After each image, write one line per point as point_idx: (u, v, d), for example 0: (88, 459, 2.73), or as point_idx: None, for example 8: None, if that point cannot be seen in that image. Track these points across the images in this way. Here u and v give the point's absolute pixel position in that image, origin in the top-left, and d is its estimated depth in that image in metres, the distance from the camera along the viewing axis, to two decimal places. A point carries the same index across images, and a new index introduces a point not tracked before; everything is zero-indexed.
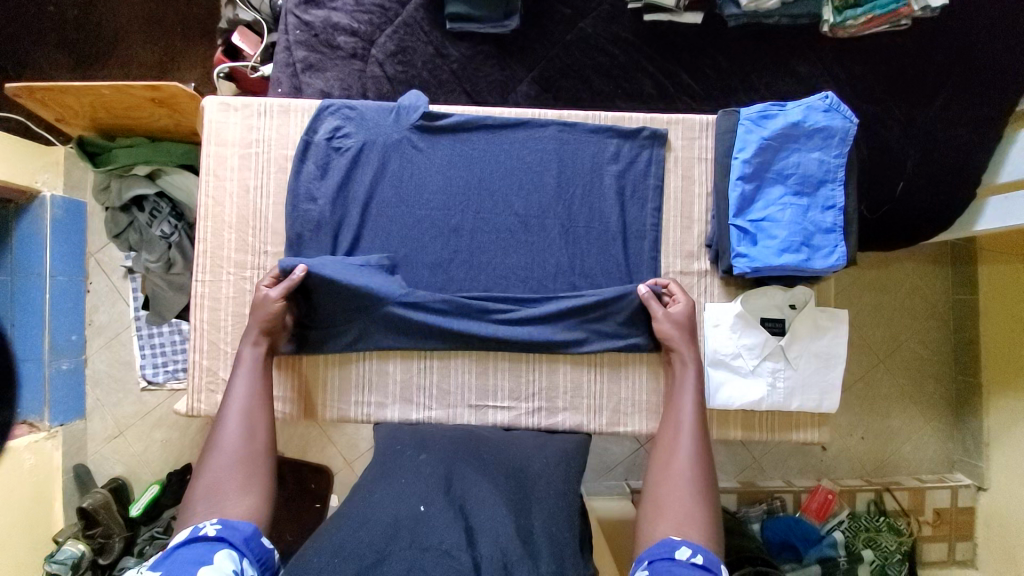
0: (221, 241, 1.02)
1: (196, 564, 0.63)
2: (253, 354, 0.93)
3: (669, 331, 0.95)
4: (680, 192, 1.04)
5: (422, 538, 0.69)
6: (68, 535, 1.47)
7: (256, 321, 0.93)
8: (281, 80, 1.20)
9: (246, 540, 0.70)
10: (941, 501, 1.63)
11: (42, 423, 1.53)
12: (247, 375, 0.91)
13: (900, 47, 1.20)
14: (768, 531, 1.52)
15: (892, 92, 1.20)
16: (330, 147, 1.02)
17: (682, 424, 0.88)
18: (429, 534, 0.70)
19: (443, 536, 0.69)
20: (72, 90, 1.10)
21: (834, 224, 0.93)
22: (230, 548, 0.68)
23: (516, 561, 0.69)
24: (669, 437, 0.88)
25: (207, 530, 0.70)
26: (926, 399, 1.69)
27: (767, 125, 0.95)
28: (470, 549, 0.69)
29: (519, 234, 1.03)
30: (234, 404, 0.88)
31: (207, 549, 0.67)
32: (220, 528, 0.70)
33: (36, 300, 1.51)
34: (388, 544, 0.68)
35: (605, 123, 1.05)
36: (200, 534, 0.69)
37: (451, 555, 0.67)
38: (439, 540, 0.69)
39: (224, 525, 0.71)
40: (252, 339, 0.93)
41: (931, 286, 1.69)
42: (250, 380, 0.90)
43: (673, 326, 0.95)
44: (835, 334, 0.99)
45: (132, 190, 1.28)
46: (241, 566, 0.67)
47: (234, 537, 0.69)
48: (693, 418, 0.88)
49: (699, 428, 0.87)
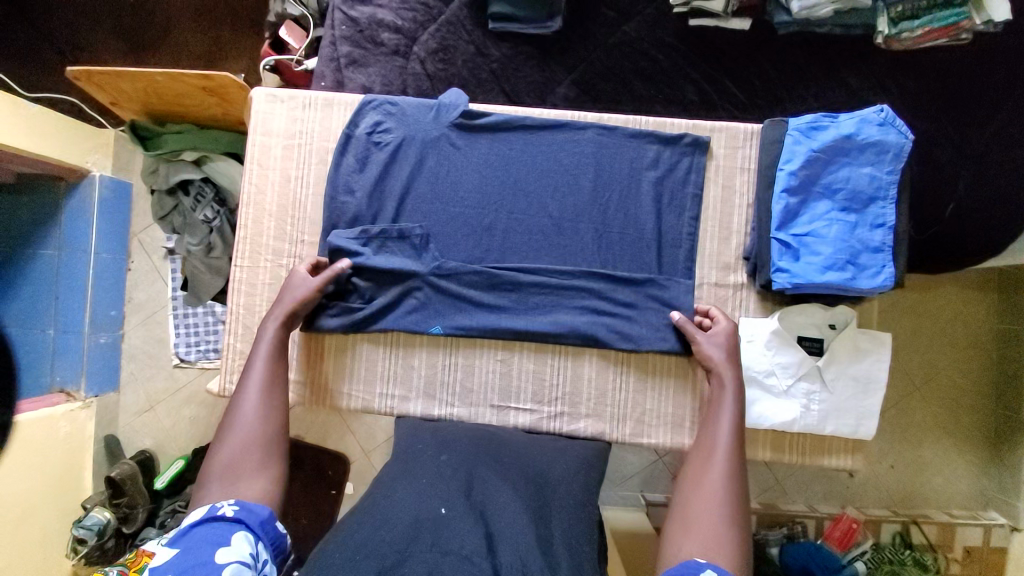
0: (261, 228, 1.05)
1: (214, 544, 0.64)
2: (274, 335, 0.91)
3: (714, 356, 0.92)
4: (719, 202, 1.02)
5: (443, 541, 0.68)
6: (95, 502, 1.53)
7: (286, 300, 0.94)
8: (324, 73, 1.22)
9: (262, 524, 0.71)
10: (973, 539, 1.54)
11: (78, 393, 1.59)
12: (264, 359, 0.89)
13: (960, 62, 1.15)
14: (787, 556, 1.45)
15: (949, 109, 1.15)
16: (370, 141, 1.03)
17: (719, 446, 0.83)
18: (451, 537, 0.69)
19: (464, 540, 0.68)
20: (128, 75, 1.14)
21: (883, 243, 0.90)
22: (247, 530, 0.69)
23: (535, 573, 0.66)
24: (702, 456, 0.84)
25: (225, 509, 0.70)
26: (962, 431, 1.62)
27: (816, 138, 0.92)
28: (490, 556, 0.67)
29: (552, 237, 1.02)
30: (252, 387, 0.86)
31: (225, 530, 0.67)
32: (238, 509, 0.71)
33: (81, 275, 1.58)
34: (409, 545, 0.67)
35: (646, 129, 1.03)
36: (219, 514, 0.69)
37: (470, 561, 0.65)
38: (460, 544, 0.68)
39: (242, 507, 0.71)
40: (276, 320, 0.92)
41: (975, 314, 1.62)
42: (269, 360, 0.89)
43: (719, 351, 0.92)
44: (876, 358, 0.95)
45: (178, 174, 1.33)
46: (257, 550, 0.67)
47: (251, 520, 0.70)
48: (730, 442, 0.83)
49: (738, 453, 0.82)
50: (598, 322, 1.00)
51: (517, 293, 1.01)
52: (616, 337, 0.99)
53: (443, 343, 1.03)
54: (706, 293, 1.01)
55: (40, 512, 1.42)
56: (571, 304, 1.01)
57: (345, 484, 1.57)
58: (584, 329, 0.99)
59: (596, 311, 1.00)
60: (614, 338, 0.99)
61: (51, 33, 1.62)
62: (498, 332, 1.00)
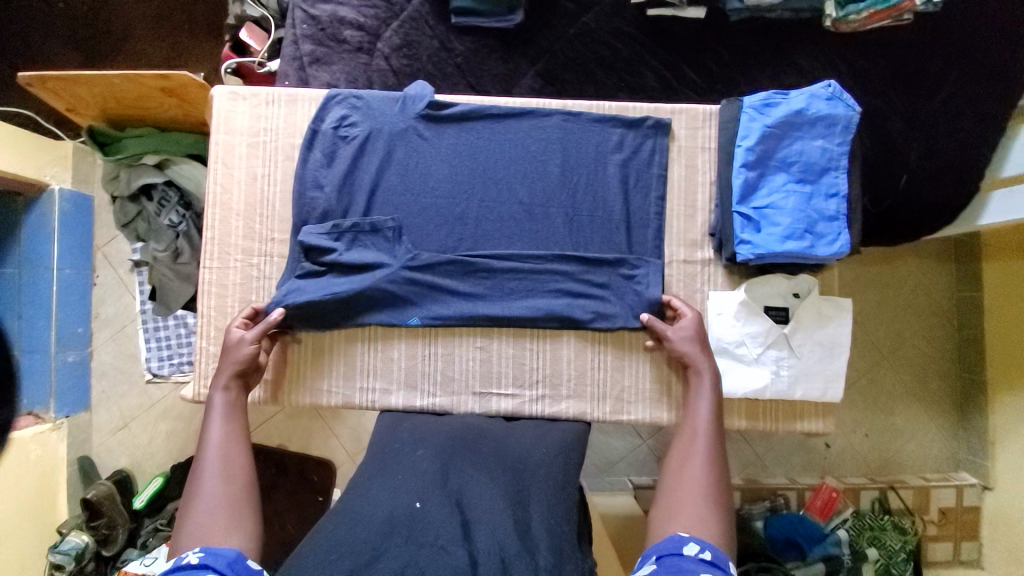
0: (229, 229, 1.04)
1: None
2: (223, 399, 0.90)
3: (688, 350, 0.95)
4: (683, 181, 1.05)
5: (418, 535, 0.69)
6: (70, 526, 1.48)
7: (230, 363, 0.93)
8: (288, 73, 1.21)
9: (230, 565, 0.68)
10: (947, 499, 1.61)
11: (48, 414, 1.54)
12: (219, 424, 0.87)
13: (903, 40, 1.20)
14: (771, 528, 1.49)
15: (896, 86, 1.20)
16: (337, 135, 1.03)
17: (699, 430, 0.87)
18: (426, 529, 0.69)
19: (440, 531, 0.68)
20: (84, 80, 1.11)
21: (838, 212, 0.94)
22: (214, 573, 0.66)
23: (513, 557, 0.66)
24: (683, 445, 0.86)
25: (189, 559, 0.68)
26: (930, 397, 1.69)
27: (769, 114, 0.95)
28: (467, 543, 0.67)
29: (524, 223, 1.03)
30: (212, 450, 0.84)
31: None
32: (202, 556, 0.68)
33: (44, 292, 1.53)
34: (384, 541, 0.68)
35: (609, 113, 1.06)
36: (183, 563, 0.67)
37: (446, 551, 0.65)
38: (435, 535, 0.68)
39: (207, 553, 0.69)
40: (222, 384, 0.91)
41: (934, 284, 1.69)
42: (223, 423, 0.88)
43: (692, 345, 0.95)
44: (839, 322, 0.99)
45: (141, 179, 1.30)
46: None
47: (217, 564, 0.67)
48: (710, 426, 0.88)
49: (716, 439, 0.86)
50: (573, 304, 1.01)
51: (491, 280, 1.02)
52: (591, 316, 1.01)
53: (421, 333, 1.03)
54: (676, 271, 1.04)
55: (12, 539, 1.37)
56: (546, 288, 1.02)
57: (331, 489, 1.52)
58: (559, 311, 1.00)
59: (570, 292, 1.02)
60: (588, 318, 1.01)
61: (1, 43, 1.57)
62: (475, 319, 1.01)
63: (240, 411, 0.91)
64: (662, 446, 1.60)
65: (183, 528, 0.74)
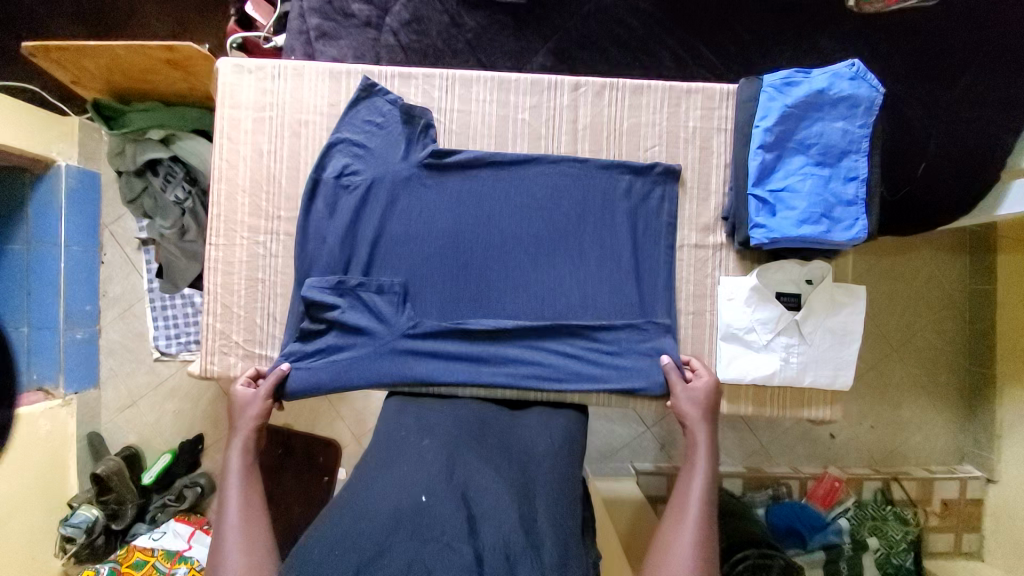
0: (235, 205, 1.03)
1: None
2: (239, 465, 0.86)
3: (688, 411, 0.93)
4: (697, 163, 1.03)
5: (423, 530, 0.60)
6: (81, 501, 1.50)
7: (244, 424, 0.91)
8: (294, 48, 1.19)
9: None
10: (949, 492, 1.61)
11: (57, 390, 1.55)
12: (238, 489, 0.83)
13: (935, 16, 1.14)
14: (772, 516, 1.51)
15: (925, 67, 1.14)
16: (338, 185, 1.00)
17: (690, 500, 0.83)
18: (431, 525, 0.60)
19: (446, 527, 0.60)
20: (87, 50, 1.10)
21: (856, 196, 0.92)
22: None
23: (519, 555, 0.60)
24: (673, 514, 0.82)
25: None
26: (938, 389, 1.67)
27: (790, 93, 0.92)
28: (472, 539, 0.60)
29: (529, 274, 1.01)
30: (229, 519, 0.78)
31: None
32: None
33: (52, 269, 1.53)
34: (388, 537, 0.59)
35: (624, 92, 1.02)
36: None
37: (452, 548, 0.58)
38: (441, 531, 0.60)
39: None
40: (240, 447, 0.88)
41: (945, 276, 1.66)
42: (242, 491, 0.83)
43: (694, 405, 0.93)
44: (851, 309, 0.97)
45: (146, 154, 1.29)
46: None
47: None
48: (702, 495, 0.84)
49: (710, 511, 0.82)
50: (579, 364, 0.98)
51: (495, 339, 1.00)
52: (598, 377, 0.98)
53: (421, 387, 0.98)
54: (686, 256, 1.03)
55: (24, 512, 1.39)
56: (553, 347, 0.99)
57: (337, 470, 1.54)
58: (565, 367, 0.98)
59: (575, 352, 0.99)
60: (593, 301, 1.00)
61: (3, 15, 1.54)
62: (479, 378, 0.98)
63: (257, 477, 0.87)
64: (666, 433, 1.60)
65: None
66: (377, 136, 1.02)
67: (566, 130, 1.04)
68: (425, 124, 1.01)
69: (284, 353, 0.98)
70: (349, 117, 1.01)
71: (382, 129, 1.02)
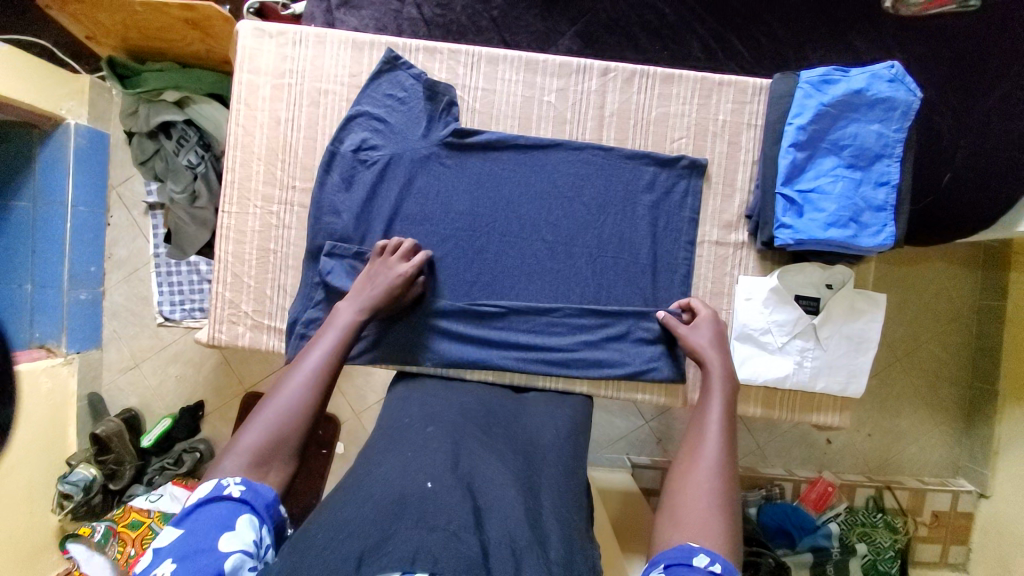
0: (249, 172, 1.01)
1: (219, 530, 0.57)
2: (351, 320, 0.85)
3: (699, 345, 0.90)
4: (724, 158, 1.01)
5: (429, 517, 0.58)
6: (81, 459, 1.51)
7: (373, 288, 0.88)
8: (314, 15, 1.14)
9: (267, 507, 0.63)
10: (941, 503, 1.62)
11: (60, 349, 1.55)
12: (333, 340, 0.81)
13: (982, 18, 1.09)
14: (764, 516, 1.51)
15: (967, 71, 1.09)
16: (355, 159, 0.98)
17: (708, 429, 0.77)
18: (437, 512, 0.59)
19: (452, 516, 0.58)
20: (104, 4, 1.07)
21: (886, 202, 0.90)
22: (251, 513, 0.61)
23: (525, 551, 0.58)
24: (691, 442, 0.77)
25: (230, 490, 0.62)
26: (939, 401, 1.67)
27: (827, 91, 0.90)
28: (478, 531, 0.58)
29: (545, 262, 1.00)
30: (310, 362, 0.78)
31: (230, 513, 0.59)
32: (244, 490, 0.62)
33: (58, 227, 1.51)
34: (394, 522, 0.57)
35: (653, 79, 0.99)
36: (223, 494, 0.61)
37: (458, 538, 0.56)
38: (449, 519, 0.58)
39: (249, 487, 0.63)
40: (357, 305, 0.86)
41: (957, 290, 1.65)
42: (337, 344, 0.81)
43: (705, 340, 0.90)
44: (870, 317, 0.96)
45: (160, 116, 1.26)
46: (262, 536, 0.60)
47: (256, 503, 0.62)
48: (720, 429, 0.77)
49: (727, 444, 0.75)
50: (591, 352, 0.98)
51: (506, 326, 0.99)
52: (607, 366, 0.98)
53: (431, 367, 0.98)
54: (706, 252, 1.01)
55: (22, 468, 1.39)
56: (567, 334, 0.98)
57: (335, 444, 1.56)
58: (577, 355, 0.97)
59: (586, 342, 0.98)
60: (609, 292, 0.99)
61: None
62: (490, 361, 0.97)
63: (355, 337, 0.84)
64: (665, 428, 1.60)
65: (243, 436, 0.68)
66: (398, 110, 0.99)
67: (592, 116, 1.01)
68: (448, 102, 0.98)
69: (296, 325, 0.97)
70: (370, 90, 0.98)
71: (404, 103, 0.99)
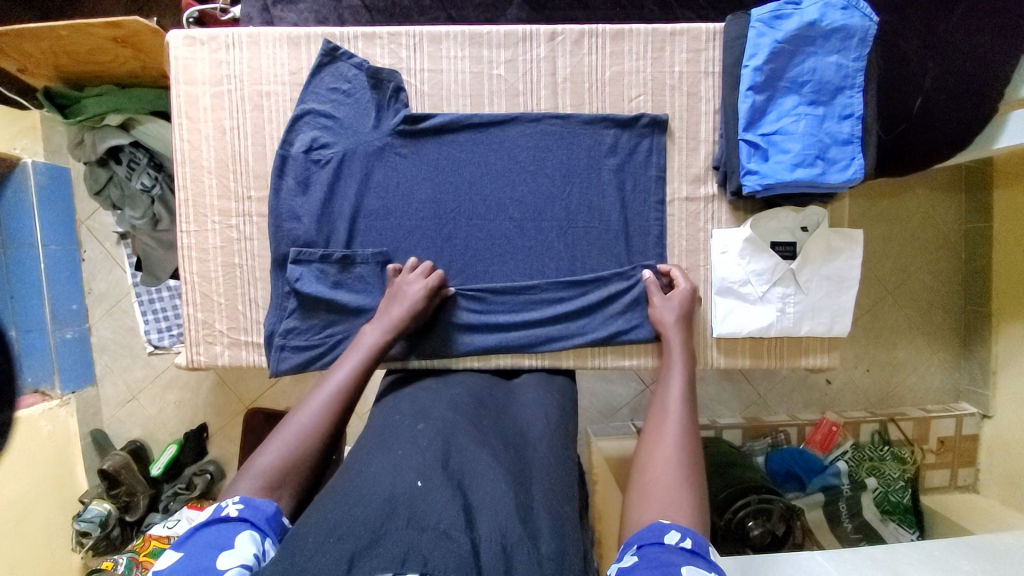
0: (202, 188, 0.98)
1: (216, 550, 0.55)
2: (370, 347, 0.84)
3: (666, 318, 0.91)
4: (686, 111, 0.98)
5: (419, 517, 0.58)
6: (92, 497, 1.51)
7: (395, 311, 0.88)
8: (252, 16, 1.09)
9: (268, 520, 0.61)
10: (946, 429, 1.61)
11: (54, 391, 1.53)
12: (353, 368, 0.81)
13: None
14: (771, 463, 1.52)
15: None
16: (309, 160, 0.95)
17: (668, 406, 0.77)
18: (428, 511, 0.59)
19: (442, 515, 0.58)
20: (28, 33, 1.02)
21: (851, 135, 0.88)
22: (252, 529, 0.59)
23: (516, 546, 0.57)
24: (655, 421, 0.77)
25: (228, 510, 0.60)
26: (934, 329, 1.67)
27: (780, 27, 0.87)
28: (469, 530, 0.57)
29: (516, 241, 0.98)
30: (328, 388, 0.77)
31: (228, 532, 0.58)
32: (242, 508, 0.61)
33: (31, 269, 1.48)
34: (386, 523, 0.57)
35: (604, 38, 0.96)
36: (221, 516, 0.59)
37: (449, 537, 0.55)
38: (438, 519, 0.57)
39: (247, 504, 0.61)
40: (378, 331, 0.85)
41: (940, 216, 1.64)
42: (355, 369, 0.81)
43: (672, 313, 0.90)
44: (848, 255, 0.95)
45: (105, 141, 1.22)
46: (265, 549, 0.59)
47: (256, 518, 0.60)
48: (681, 403, 0.78)
49: (686, 417, 0.76)
50: (571, 325, 0.97)
51: (485, 309, 0.97)
52: (589, 334, 0.97)
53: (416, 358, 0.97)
54: (677, 210, 0.99)
55: (35, 513, 1.39)
56: (546, 309, 0.97)
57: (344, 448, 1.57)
58: (559, 330, 0.97)
59: (566, 314, 0.97)
60: (583, 262, 0.98)
61: None
62: (473, 345, 0.96)
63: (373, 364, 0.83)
64: None
65: (259, 457, 0.68)
66: (345, 104, 0.96)
67: (544, 85, 0.98)
68: (394, 88, 0.95)
69: (274, 337, 0.96)
70: (313, 86, 0.95)
71: (350, 96, 0.96)
